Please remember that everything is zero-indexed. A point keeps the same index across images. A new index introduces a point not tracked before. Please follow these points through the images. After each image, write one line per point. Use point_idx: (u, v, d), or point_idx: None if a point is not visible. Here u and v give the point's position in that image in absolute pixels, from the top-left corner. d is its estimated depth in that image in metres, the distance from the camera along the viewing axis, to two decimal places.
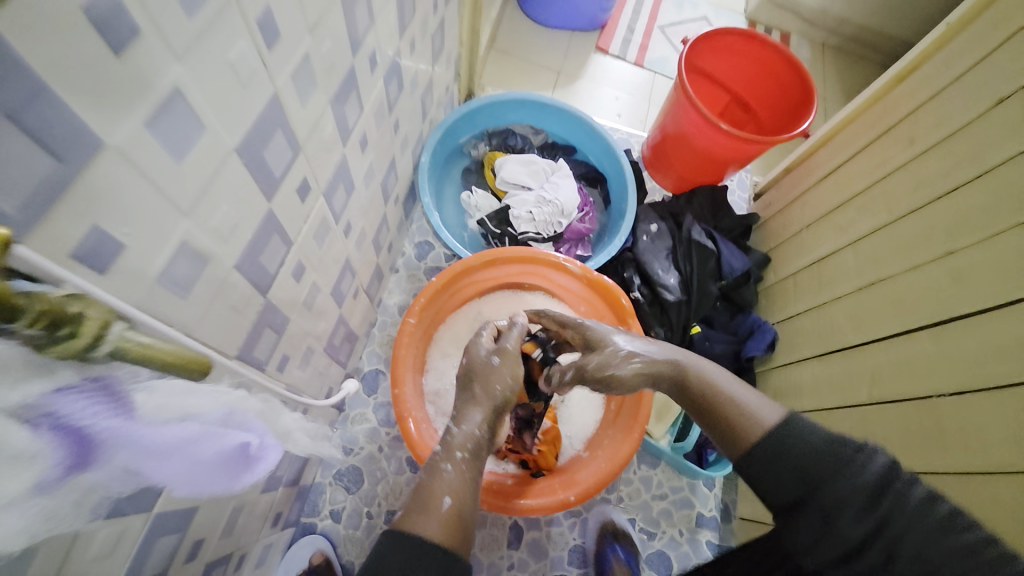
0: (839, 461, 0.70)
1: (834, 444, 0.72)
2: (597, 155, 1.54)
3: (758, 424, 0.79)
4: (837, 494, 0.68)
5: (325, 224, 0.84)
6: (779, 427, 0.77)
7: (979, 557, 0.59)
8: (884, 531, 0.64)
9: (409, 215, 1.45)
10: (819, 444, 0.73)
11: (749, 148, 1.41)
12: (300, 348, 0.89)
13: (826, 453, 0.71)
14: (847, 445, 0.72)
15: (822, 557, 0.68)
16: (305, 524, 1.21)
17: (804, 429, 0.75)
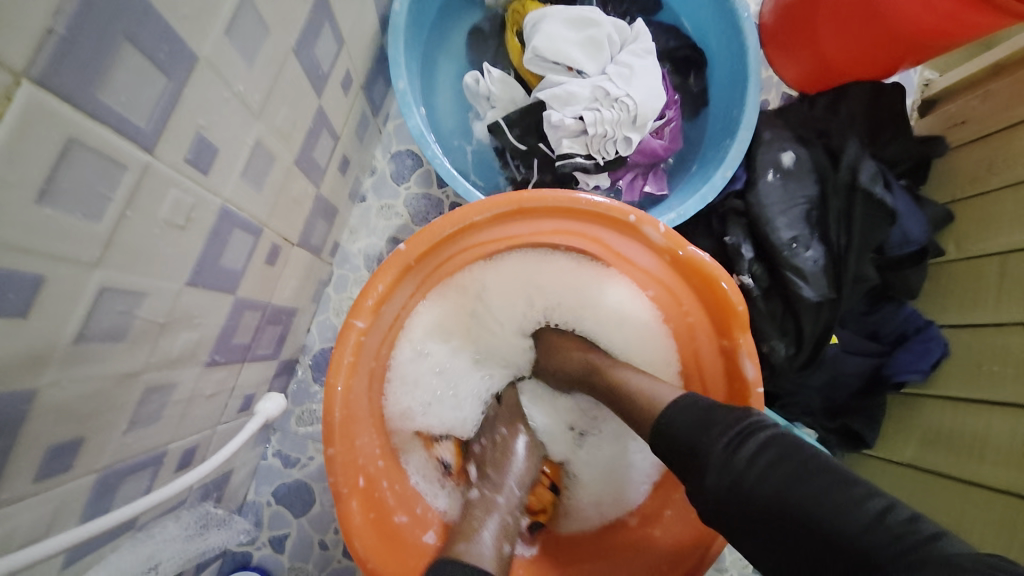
0: (706, 426, 0.49)
1: (711, 412, 0.50)
2: (697, 16, 0.90)
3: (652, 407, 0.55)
4: (706, 480, 0.46)
5: (97, 162, 0.33)
6: (674, 406, 0.53)
7: (850, 511, 0.37)
8: (739, 488, 0.43)
9: (379, 107, 0.88)
10: (699, 412, 0.51)
11: (989, 18, 0.70)
12: (123, 405, 0.46)
13: (699, 420, 0.50)
14: (725, 410, 0.49)
15: (705, 513, 0.46)
16: (235, 555, 0.83)
17: (694, 404, 0.52)
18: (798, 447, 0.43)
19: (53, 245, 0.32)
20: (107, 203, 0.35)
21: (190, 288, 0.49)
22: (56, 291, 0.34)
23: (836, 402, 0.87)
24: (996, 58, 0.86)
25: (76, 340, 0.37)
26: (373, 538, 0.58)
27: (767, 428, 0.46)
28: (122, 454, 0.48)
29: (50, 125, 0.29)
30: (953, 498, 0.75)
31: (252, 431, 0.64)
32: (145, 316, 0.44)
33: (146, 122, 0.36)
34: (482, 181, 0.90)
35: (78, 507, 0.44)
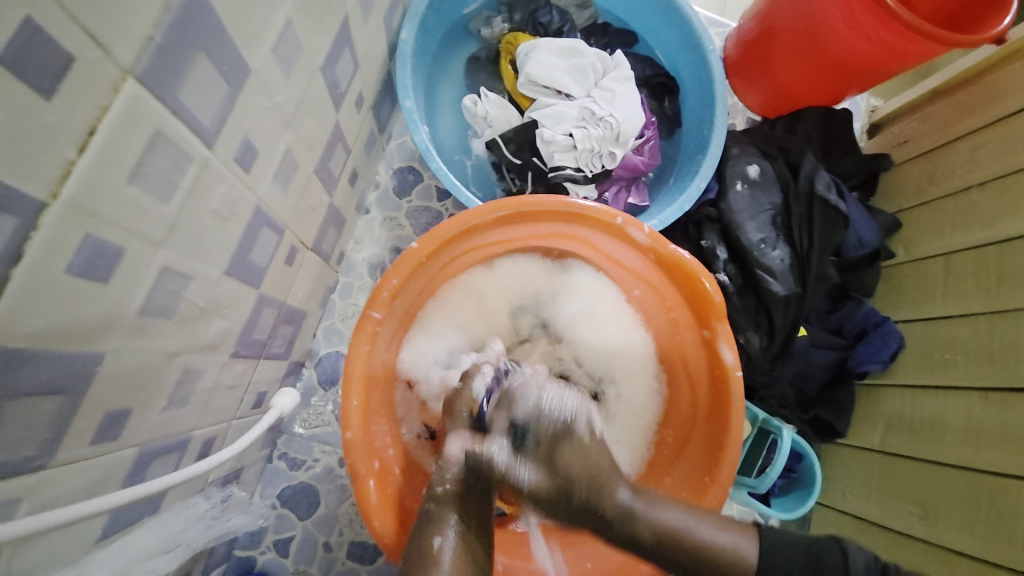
0: (818, 570, 0.53)
1: (813, 554, 0.54)
2: (668, 48, 1.02)
3: (732, 559, 0.54)
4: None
5: (173, 154, 0.40)
6: (767, 564, 0.54)
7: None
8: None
9: (385, 126, 0.95)
10: (799, 557, 0.54)
11: (917, 49, 0.81)
12: (164, 381, 0.49)
13: (805, 567, 0.54)
14: (833, 554, 0.54)
15: None
16: (239, 559, 0.82)
17: (794, 547, 0.55)
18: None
19: (133, 221, 0.38)
20: (175, 190, 0.41)
21: (226, 277, 0.54)
22: (130, 263, 0.39)
23: (808, 394, 0.94)
24: (934, 85, 0.98)
25: (139, 312, 0.42)
26: (388, 516, 0.62)
27: (898, 568, 0.52)
28: (157, 431, 0.52)
29: (143, 119, 0.36)
30: (919, 476, 0.83)
31: (266, 424, 0.69)
32: (191, 297, 0.48)
33: (209, 123, 0.43)
34: (481, 192, 0.98)
35: (118, 478, 0.48)
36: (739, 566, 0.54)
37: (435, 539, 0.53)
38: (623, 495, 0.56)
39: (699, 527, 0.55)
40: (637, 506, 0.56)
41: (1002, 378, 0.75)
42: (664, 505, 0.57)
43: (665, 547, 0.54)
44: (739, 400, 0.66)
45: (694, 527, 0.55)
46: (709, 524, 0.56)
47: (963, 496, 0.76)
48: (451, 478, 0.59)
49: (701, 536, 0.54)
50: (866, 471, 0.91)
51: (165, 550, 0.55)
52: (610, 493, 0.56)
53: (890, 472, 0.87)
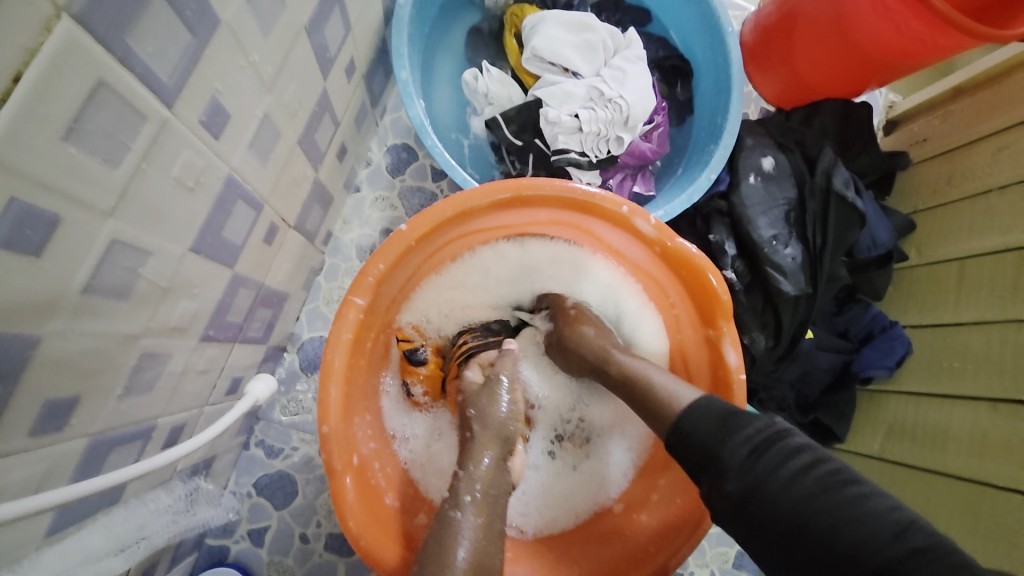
0: (730, 431, 0.50)
1: (726, 415, 0.51)
2: (683, 29, 0.96)
3: (672, 404, 0.55)
4: (730, 478, 0.48)
5: (119, 110, 0.35)
6: (695, 408, 0.53)
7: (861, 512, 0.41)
8: (758, 494, 0.45)
9: (378, 99, 0.89)
10: (717, 417, 0.52)
11: (948, 42, 0.76)
12: (120, 366, 0.45)
13: (721, 425, 0.51)
14: (747, 414, 0.51)
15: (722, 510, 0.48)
16: (211, 549, 0.79)
17: (711, 405, 0.53)
18: (820, 462, 0.45)
19: (72, 186, 0.34)
20: (126, 152, 0.37)
21: (193, 254, 0.49)
22: (69, 233, 0.35)
23: (809, 398, 0.90)
24: (958, 81, 0.91)
25: (85, 290, 0.38)
26: (366, 515, 0.58)
27: (788, 438, 0.48)
28: (114, 421, 0.47)
29: (82, 67, 0.31)
30: (919, 487, 0.79)
31: (241, 409, 0.64)
32: (151, 275, 0.44)
33: (169, 78, 0.38)
34: (478, 173, 0.92)
35: (68, 471, 0.44)
36: (670, 413, 0.54)
37: (455, 513, 0.54)
38: (623, 360, 0.63)
39: (672, 384, 0.57)
40: (623, 358, 0.64)
41: (1013, 390, 0.72)
42: (658, 367, 0.61)
43: (644, 399, 0.58)
44: (741, 403, 0.63)
45: (670, 383, 0.57)
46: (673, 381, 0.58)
47: (962, 506, 0.73)
48: (475, 485, 0.58)
49: (651, 377, 0.59)
50: (863, 479, 0.88)
51: (120, 548, 0.51)
52: (604, 359, 0.64)
53: (888, 482, 0.84)
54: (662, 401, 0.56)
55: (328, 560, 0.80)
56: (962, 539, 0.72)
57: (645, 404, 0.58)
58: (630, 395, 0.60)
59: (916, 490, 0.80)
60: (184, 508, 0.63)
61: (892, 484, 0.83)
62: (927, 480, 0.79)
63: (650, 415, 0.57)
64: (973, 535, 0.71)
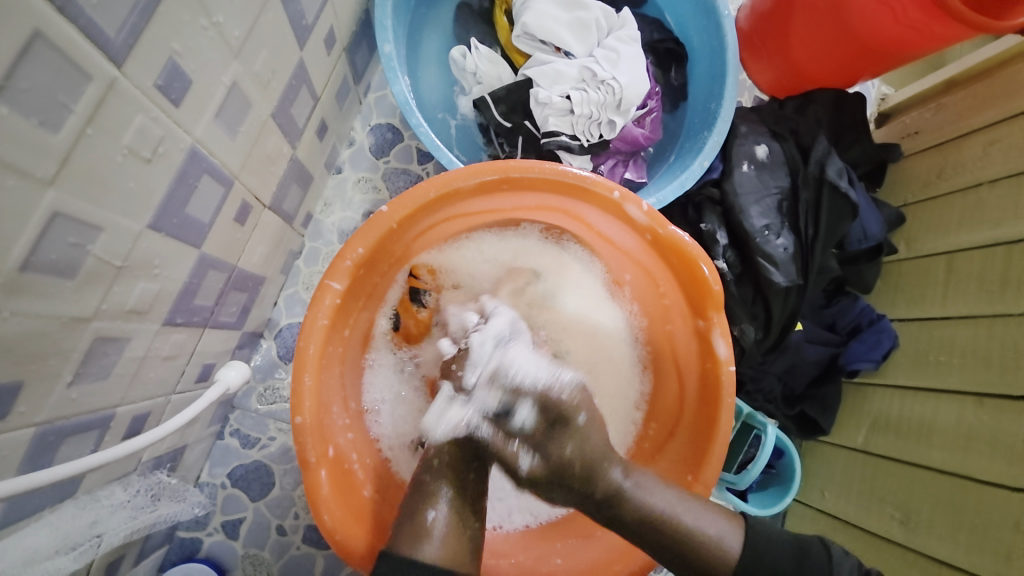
0: (801, 564, 0.53)
1: None
2: (679, 12, 0.93)
3: (721, 564, 0.52)
4: None
5: (58, 65, 0.31)
6: (752, 550, 0.52)
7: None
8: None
9: (361, 75, 0.85)
10: (788, 549, 0.54)
11: (946, 32, 0.74)
12: (68, 351, 0.42)
13: (795, 563, 0.53)
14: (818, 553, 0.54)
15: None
16: (183, 541, 0.76)
17: (783, 539, 0.54)
18: None
19: (5, 150, 0.30)
20: (68, 114, 0.34)
21: (153, 231, 0.45)
22: (4, 203, 0.32)
23: (795, 390, 0.90)
24: (949, 76, 0.90)
25: (22, 267, 0.35)
26: (341, 510, 0.55)
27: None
28: (64, 410, 0.44)
29: (10, 11, 0.28)
30: (902, 480, 0.80)
31: (210, 399, 0.61)
32: (102, 252, 0.41)
33: (117, 33, 0.34)
34: (465, 155, 0.89)
35: (12, 463, 0.41)
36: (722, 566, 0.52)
37: (428, 513, 0.54)
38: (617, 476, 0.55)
39: (701, 521, 0.53)
40: (628, 487, 0.55)
41: (1000, 385, 0.72)
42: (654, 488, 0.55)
43: (667, 544, 0.52)
44: (730, 395, 0.61)
45: (698, 520, 0.53)
46: (696, 511, 0.53)
47: (946, 501, 0.73)
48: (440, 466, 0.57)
49: (676, 518, 0.53)
50: (845, 471, 0.88)
51: (70, 546, 0.47)
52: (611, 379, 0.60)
53: (870, 476, 0.84)
54: (708, 553, 0.52)
55: (307, 552, 0.78)
56: (946, 532, 0.73)
57: (682, 556, 0.52)
58: (635, 519, 0.54)
59: (900, 483, 0.80)
60: (146, 502, 0.59)
61: (874, 479, 0.84)
62: (910, 473, 0.79)
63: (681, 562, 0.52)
64: (954, 528, 0.72)
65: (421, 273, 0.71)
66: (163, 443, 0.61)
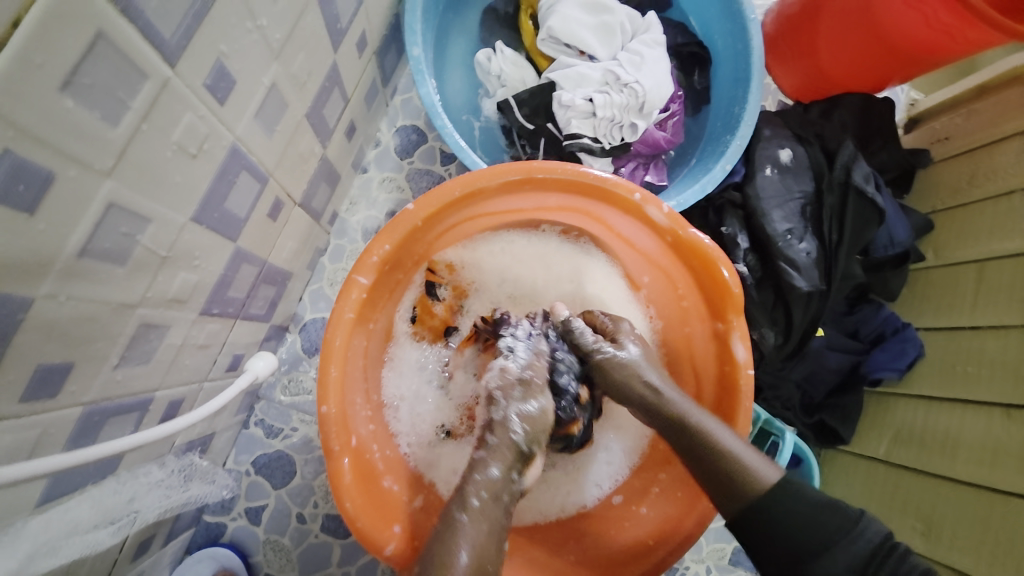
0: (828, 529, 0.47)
1: (827, 506, 0.48)
2: (703, 16, 0.93)
3: (755, 483, 0.51)
4: None
5: (118, 64, 0.34)
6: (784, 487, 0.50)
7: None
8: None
9: (389, 78, 0.87)
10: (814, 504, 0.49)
11: (978, 37, 0.73)
12: (115, 335, 0.44)
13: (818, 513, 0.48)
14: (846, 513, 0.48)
15: None
16: (208, 525, 0.79)
17: (804, 490, 0.50)
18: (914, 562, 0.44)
19: (70, 143, 0.33)
20: (125, 111, 0.36)
21: (194, 224, 0.48)
22: (67, 192, 0.34)
23: (815, 398, 0.89)
24: (981, 80, 0.89)
25: (79, 254, 0.37)
26: (363, 498, 0.57)
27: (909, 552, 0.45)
28: (109, 391, 0.47)
29: (79, 13, 0.30)
30: (926, 492, 0.78)
31: (241, 386, 0.63)
32: (149, 243, 0.43)
33: (172, 35, 0.37)
34: (488, 157, 0.91)
35: (60, 439, 0.43)
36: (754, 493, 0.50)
37: (461, 514, 0.51)
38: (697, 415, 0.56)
39: (743, 451, 0.53)
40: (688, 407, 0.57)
41: None
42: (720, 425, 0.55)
43: (718, 468, 0.52)
44: (749, 399, 0.61)
45: (749, 456, 0.52)
46: (746, 451, 0.53)
47: (971, 514, 0.72)
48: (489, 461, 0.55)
49: (728, 447, 0.53)
50: (866, 482, 0.86)
51: (109, 520, 0.50)
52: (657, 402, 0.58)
53: (891, 488, 0.83)
54: (745, 480, 0.51)
55: (325, 541, 0.80)
56: (970, 546, 0.71)
57: (718, 476, 0.52)
58: (700, 468, 0.54)
59: (924, 495, 0.78)
60: (179, 483, 0.61)
61: (896, 491, 0.82)
62: (934, 485, 0.77)
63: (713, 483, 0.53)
64: (978, 541, 0.70)
65: (438, 267, 0.72)
66: (195, 427, 0.64)
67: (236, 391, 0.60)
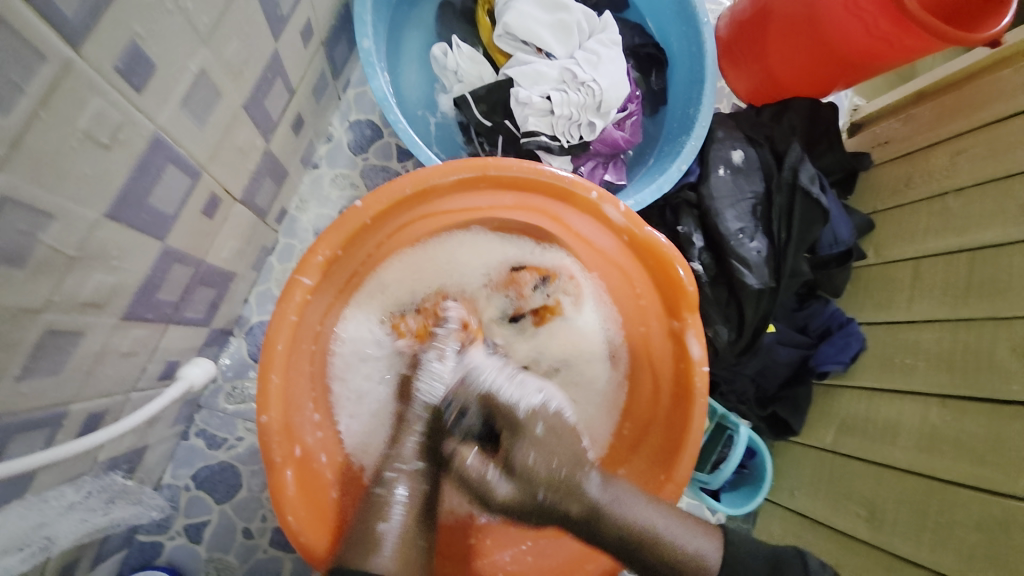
0: None
1: None
2: (660, 18, 0.94)
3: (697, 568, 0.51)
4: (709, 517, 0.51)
5: (8, 43, 0.30)
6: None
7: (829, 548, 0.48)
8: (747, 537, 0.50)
9: (340, 70, 0.84)
10: None
11: (916, 44, 0.77)
12: (15, 344, 0.40)
13: None
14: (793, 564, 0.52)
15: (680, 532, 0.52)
16: (143, 546, 0.73)
17: None
18: None
19: None
20: (20, 96, 0.32)
21: (111, 221, 0.44)
22: None
23: (767, 392, 0.91)
24: (919, 87, 0.93)
25: None
26: (307, 510, 0.54)
27: None
28: (12, 407, 0.42)
29: None
30: (868, 479, 0.81)
31: (169, 398, 0.59)
32: (54, 241, 0.39)
33: (75, 13, 0.33)
34: (445, 154, 0.89)
35: None
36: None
37: (378, 490, 0.55)
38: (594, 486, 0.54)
39: (687, 539, 0.52)
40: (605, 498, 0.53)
41: (961, 388, 0.74)
42: (639, 501, 0.53)
43: (639, 557, 0.51)
44: (702, 396, 0.62)
45: (688, 540, 0.52)
46: (687, 531, 0.53)
47: (910, 501, 0.75)
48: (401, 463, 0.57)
49: (657, 528, 0.52)
50: (815, 472, 0.90)
51: (19, 546, 0.45)
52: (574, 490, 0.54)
53: (836, 478, 0.86)
54: (678, 561, 0.51)
55: (274, 556, 0.76)
56: (907, 529, 0.75)
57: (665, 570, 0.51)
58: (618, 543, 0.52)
59: (868, 483, 0.81)
60: (100, 505, 0.56)
61: (839, 480, 0.86)
62: (875, 475, 0.81)
63: (623, 553, 0.52)
64: (911, 525, 0.74)
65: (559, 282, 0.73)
66: (124, 441, 0.59)
67: (141, 418, 0.53)
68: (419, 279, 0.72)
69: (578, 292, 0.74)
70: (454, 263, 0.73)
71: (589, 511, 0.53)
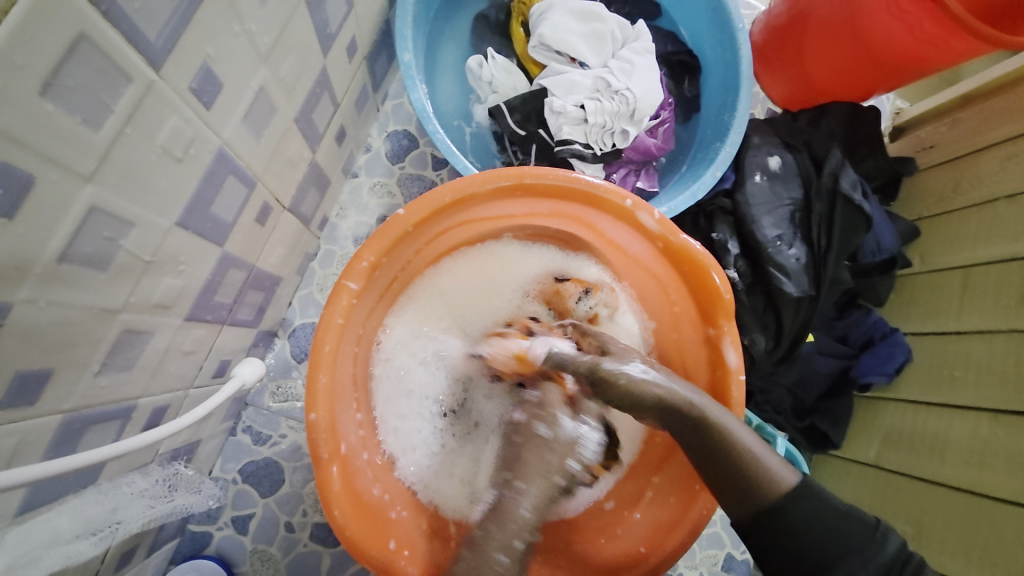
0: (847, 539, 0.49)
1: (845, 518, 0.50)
2: (693, 25, 0.94)
3: (773, 486, 0.50)
4: None
5: (101, 66, 0.33)
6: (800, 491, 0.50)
7: None
8: None
9: (379, 83, 0.87)
10: (833, 515, 0.50)
11: (963, 47, 0.74)
12: (97, 341, 0.43)
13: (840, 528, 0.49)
14: None
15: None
16: (194, 535, 0.77)
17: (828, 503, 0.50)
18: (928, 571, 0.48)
19: (52, 146, 0.33)
20: (108, 114, 0.35)
21: (180, 229, 0.47)
22: (47, 195, 0.34)
23: (806, 402, 0.89)
24: (965, 89, 0.90)
25: (59, 259, 0.36)
26: (352, 506, 0.56)
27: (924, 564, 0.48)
28: (91, 399, 0.46)
29: (65, 15, 0.30)
30: (915, 496, 0.78)
31: (227, 393, 0.62)
32: (132, 247, 0.42)
33: (157, 38, 0.36)
34: (479, 162, 0.91)
35: (40, 448, 0.42)
36: (775, 495, 0.50)
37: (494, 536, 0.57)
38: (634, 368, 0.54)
39: (764, 454, 0.51)
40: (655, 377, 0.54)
41: (1015, 402, 0.70)
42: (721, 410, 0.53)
43: (717, 459, 0.51)
44: (739, 405, 0.61)
45: (767, 456, 0.51)
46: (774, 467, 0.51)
47: (959, 520, 0.72)
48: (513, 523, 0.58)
49: (744, 441, 0.51)
50: (857, 488, 0.87)
51: (91, 531, 0.48)
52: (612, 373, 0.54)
53: (879, 496, 0.83)
54: (765, 481, 0.50)
55: (313, 550, 0.79)
56: (957, 550, 0.71)
57: (737, 474, 0.50)
58: (702, 447, 0.51)
59: (915, 502, 0.78)
60: (163, 493, 0.59)
61: (883, 498, 0.82)
62: (924, 493, 0.77)
63: (729, 477, 0.51)
64: (961, 545, 0.71)
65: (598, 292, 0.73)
66: (180, 434, 0.63)
67: (202, 415, 0.56)
68: (474, 285, 0.74)
69: (617, 304, 0.74)
70: (496, 271, 0.75)
71: (638, 397, 0.53)
